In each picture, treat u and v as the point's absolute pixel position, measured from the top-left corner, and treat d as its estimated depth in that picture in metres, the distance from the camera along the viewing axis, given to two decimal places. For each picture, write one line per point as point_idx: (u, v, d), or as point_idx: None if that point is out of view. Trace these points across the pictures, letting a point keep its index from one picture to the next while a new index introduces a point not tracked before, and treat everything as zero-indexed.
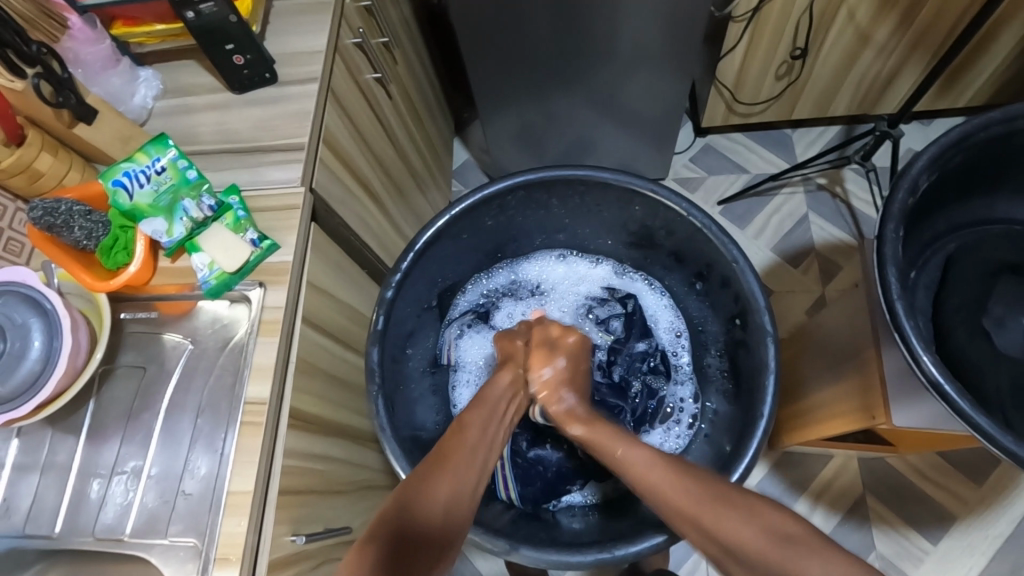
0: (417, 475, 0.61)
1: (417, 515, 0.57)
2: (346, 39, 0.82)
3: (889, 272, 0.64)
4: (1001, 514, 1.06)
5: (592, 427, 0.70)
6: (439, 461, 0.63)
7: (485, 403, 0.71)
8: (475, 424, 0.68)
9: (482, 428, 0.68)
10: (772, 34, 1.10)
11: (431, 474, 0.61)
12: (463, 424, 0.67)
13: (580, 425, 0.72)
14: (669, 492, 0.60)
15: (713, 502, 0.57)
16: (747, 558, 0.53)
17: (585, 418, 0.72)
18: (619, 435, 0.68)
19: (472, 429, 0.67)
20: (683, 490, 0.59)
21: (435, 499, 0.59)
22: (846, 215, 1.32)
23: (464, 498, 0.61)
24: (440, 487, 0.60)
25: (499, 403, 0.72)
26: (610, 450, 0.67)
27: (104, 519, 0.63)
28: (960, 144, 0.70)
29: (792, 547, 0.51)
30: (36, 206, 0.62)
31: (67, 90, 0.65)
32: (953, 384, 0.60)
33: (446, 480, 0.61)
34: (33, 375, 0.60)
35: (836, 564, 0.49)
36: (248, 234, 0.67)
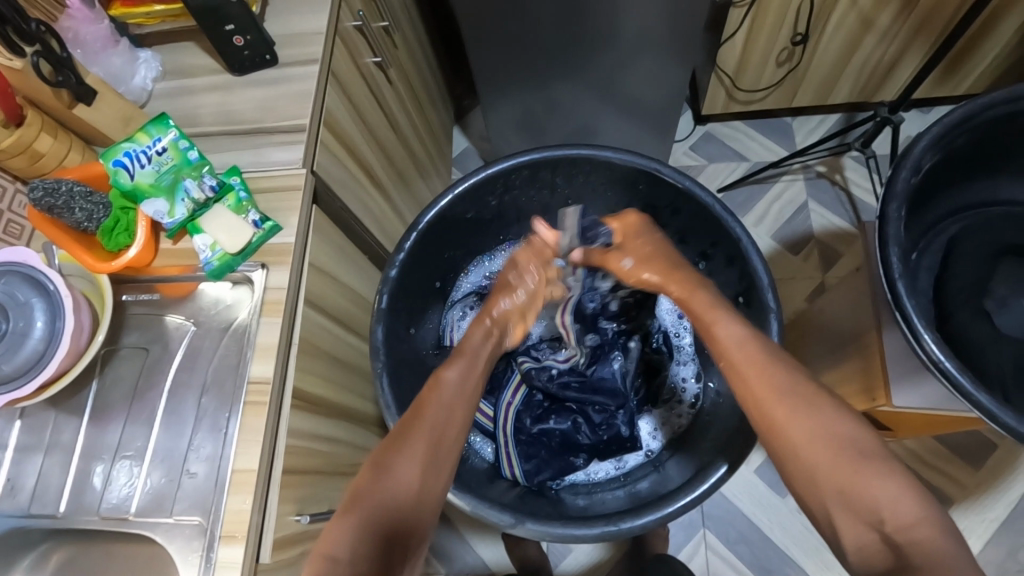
0: (383, 449, 0.61)
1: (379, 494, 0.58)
2: (346, 22, 0.82)
3: (892, 251, 0.64)
4: (998, 498, 1.07)
5: (691, 292, 0.69)
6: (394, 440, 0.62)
7: (463, 356, 0.68)
8: (453, 383, 0.65)
9: (451, 390, 0.65)
10: (774, 19, 1.09)
11: (399, 457, 0.60)
12: (422, 404, 0.64)
13: (680, 291, 0.70)
14: (747, 377, 0.61)
15: (800, 398, 0.58)
16: (881, 511, 0.52)
17: (686, 283, 0.70)
18: (721, 309, 0.67)
19: (434, 408, 0.64)
20: (767, 375, 0.61)
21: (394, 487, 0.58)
22: (845, 202, 1.32)
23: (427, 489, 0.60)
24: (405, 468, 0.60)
25: (477, 359, 0.69)
26: (707, 321, 0.67)
27: (109, 499, 0.64)
28: (963, 125, 0.70)
29: (861, 460, 0.54)
30: (35, 187, 0.62)
31: (67, 70, 0.65)
32: (954, 361, 0.60)
33: (404, 454, 0.60)
34: (36, 355, 0.60)
35: (897, 497, 0.52)
36: (251, 216, 0.67)
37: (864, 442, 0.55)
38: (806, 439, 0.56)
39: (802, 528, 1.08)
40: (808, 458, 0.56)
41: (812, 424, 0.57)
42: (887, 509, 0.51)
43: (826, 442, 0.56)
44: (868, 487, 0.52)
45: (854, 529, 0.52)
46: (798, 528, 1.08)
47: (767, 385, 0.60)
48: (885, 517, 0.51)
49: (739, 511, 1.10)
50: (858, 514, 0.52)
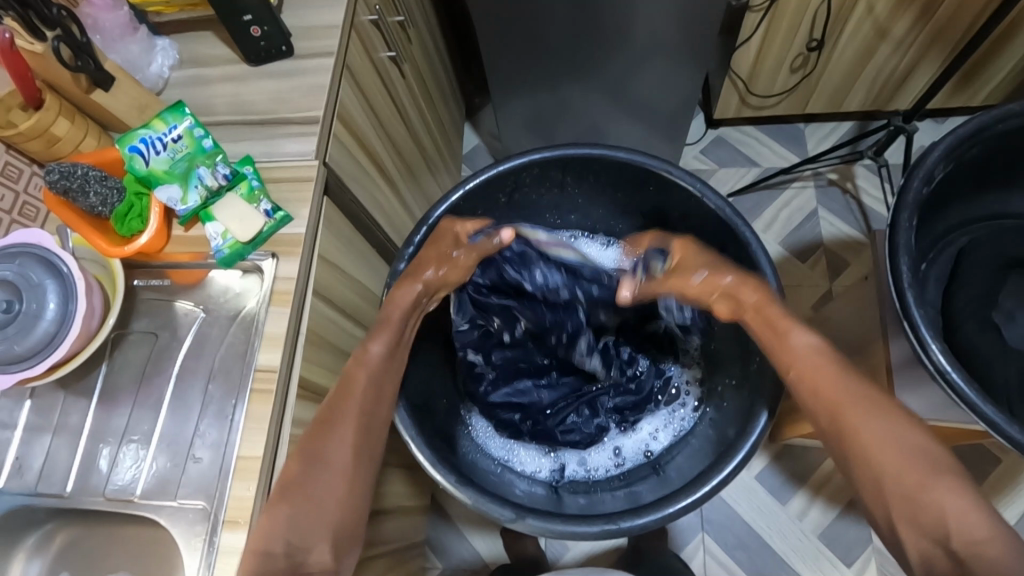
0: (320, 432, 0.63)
1: (319, 478, 0.60)
2: (362, 16, 0.82)
3: (901, 260, 0.64)
4: (1000, 511, 1.06)
5: (764, 301, 0.69)
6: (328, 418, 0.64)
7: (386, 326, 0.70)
8: (372, 372, 0.67)
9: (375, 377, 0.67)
10: (789, 25, 1.09)
11: (330, 436, 0.63)
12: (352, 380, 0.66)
13: (755, 299, 0.69)
14: (829, 391, 0.63)
15: (873, 408, 0.61)
16: (956, 545, 0.53)
17: (760, 292, 0.69)
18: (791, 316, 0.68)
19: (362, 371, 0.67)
20: (838, 386, 0.63)
21: (327, 468, 0.61)
22: (855, 210, 1.31)
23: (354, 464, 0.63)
24: (334, 445, 0.62)
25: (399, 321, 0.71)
26: (780, 329, 0.67)
27: (115, 481, 0.64)
28: (977, 136, 0.69)
29: (928, 468, 0.57)
30: (52, 169, 0.63)
31: (86, 56, 0.66)
32: (960, 373, 0.60)
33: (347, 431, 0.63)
34: (48, 336, 0.60)
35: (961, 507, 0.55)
36: (262, 206, 0.68)
37: (931, 450, 0.59)
38: (874, 443, 0.60)
39: (800, 536, 1.08)
40: (879, 464, 0.59)
41: (893, 440, 0.59)
42: (952, 514, 0.54)
43: (903, 455, 0.58)
44: (938, 497, 0.55)
45: (921, 542, 0.55)
46: (796, 536, 1.08)
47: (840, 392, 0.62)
48: (952, 532, 0.54)
49: (739, 517, 1.10)
50: (931, 533, 0.55)
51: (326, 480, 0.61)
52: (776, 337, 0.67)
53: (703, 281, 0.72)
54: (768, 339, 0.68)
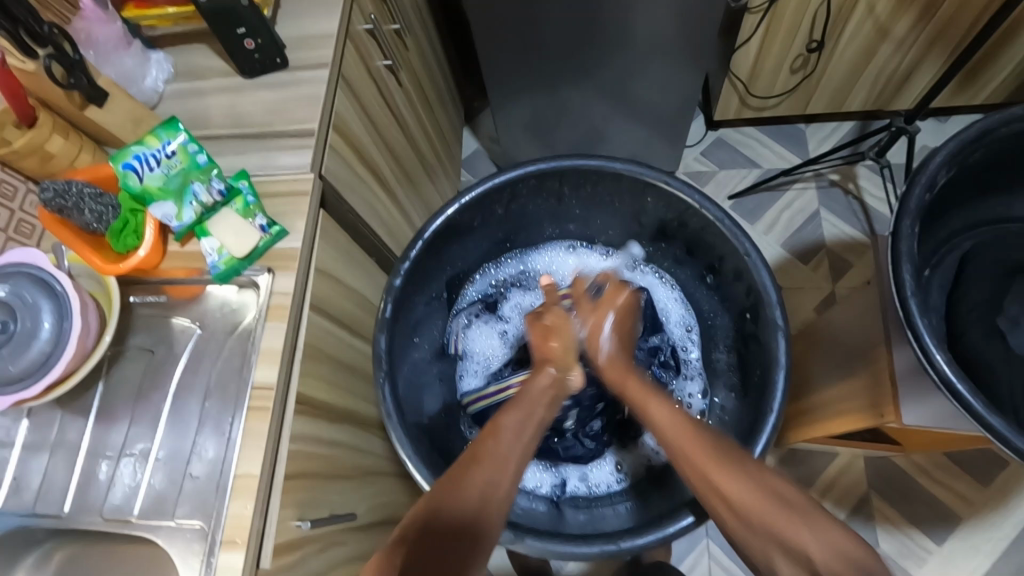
0: (451, 474, 0.61)
1: (447, 509, 0.57)
2: (357, 24, 0.82)
3: (904, 269, 0.63)
4: (1007, 516, 1.05)
5: (629, 378, 0.68)
6: (475, 458, 0.61)
7: (523, 404, 0.65)
8: (512, 429, 0.63)
9: (516, 435, 0.63)
10: (789, 26, 1.08)
11: (463, 474, 0.60)
12: (497, 429, 0.64)
13: (615, 375, 0.68)
14: (684, 447, 0.62)
15: (724, 462, 0.60)
16: None
17: (621, 369, 0.68)
18: (653, 391, 0.67)
19: (507, 433, 0.63)
20: (697, 445, 0.61)
21: (465, 502, 0.58)
22: (858, 212, 1.30)
23: (500, 490, 0.60)
24: (475, 479, 0.59)
25: (536, 410, 0.66)
26: (641, 403, 0.66)
27: (112, 500, 0.64)
28: (979, 141, 0.68)
29: (788, 511, 0.56)
30: (47, 187, 0.62)
31: (80, 72, 0.65)
32: (966, 383, 0.59)
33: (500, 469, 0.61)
34: (44, 355, 0.60)
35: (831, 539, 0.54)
36: (257, 220, 0.67)
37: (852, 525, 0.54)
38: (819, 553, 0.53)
39: None
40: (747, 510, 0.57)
41: (735, 477, 0.59)
42: (817, 551, 0.53)
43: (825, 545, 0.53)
44: (797, 536, 0.55)
45: None
46: None
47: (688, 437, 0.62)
48: None
49: None
50: None
51: (458, 513, 0.57)
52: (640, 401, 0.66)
53: (613, 342, 0.70)
54: (633, 406, 0.67)
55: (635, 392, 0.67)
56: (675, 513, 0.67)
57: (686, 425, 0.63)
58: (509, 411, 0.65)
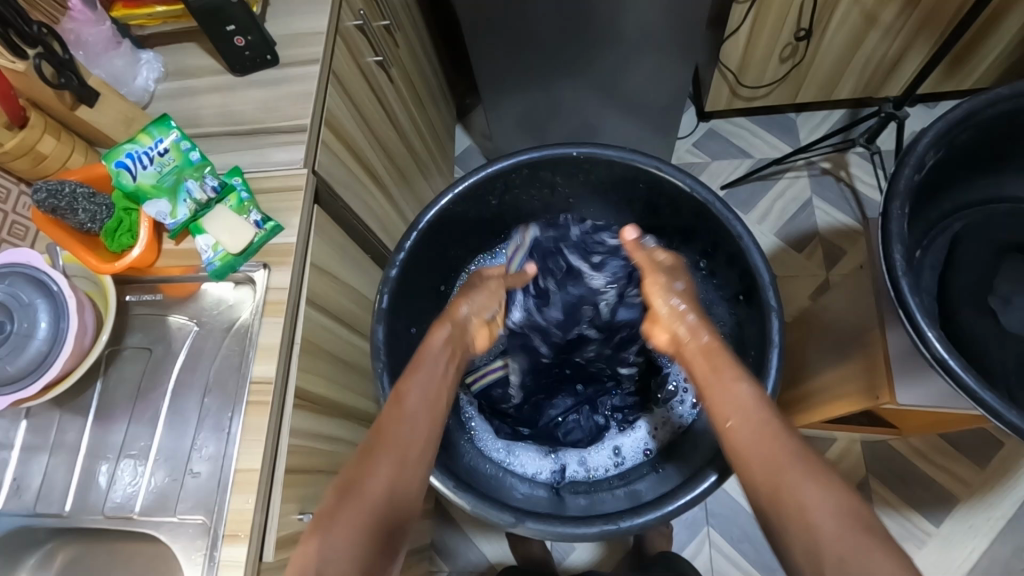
0: (358, 460, 0.61)
1: (356, 501, 0.58)
2: (347, 21, 0.82)
3: (895, 249, 0.64)
4: (1004, 495, 1.06)
5: (710, 353, 0.68)
6: (379, 439, 0.63)
7: (422, 367, 0.68)
8: (417, 401, 0.66)
9: (419, 399, 0.66)
10: (777, 15, 1.09)
11: (368, 462, 0.60)
12: (401, 396, 0.66)
13: (705, 360, 0.68)
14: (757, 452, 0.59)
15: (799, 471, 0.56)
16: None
17: (702, 345, 0.69)
18: (728, 372, 0.65)
19: (407, 407, 0.65)
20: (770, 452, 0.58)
21: (376, 491, 0.59)
22: (850, 199, 1.31)
23: (404, 478, 0.61)
24: (380, 474, 0.60)
25: (435, 367, 0.69)
26: (722, 383, 0.65)
27: (113, 499, 0.64)
28: (966, 122, 0.69)
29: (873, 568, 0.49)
30: (39, 188, 0.62)
31: (69, 72, 0.65)
32: (958, 359, 0.60)
33: (394, 451, 0.62)
34: (41, 355, 0.60)
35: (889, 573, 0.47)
36: (252, 216, 0.67)
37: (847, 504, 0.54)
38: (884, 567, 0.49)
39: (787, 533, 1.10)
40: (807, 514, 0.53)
41: (818, 491, 0.54)
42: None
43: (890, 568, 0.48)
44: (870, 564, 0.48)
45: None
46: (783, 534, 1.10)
47: (763, 439, 0.59)
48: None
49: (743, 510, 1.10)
50: None
51: (370, 503, 0.58)
52: (717, 383, 0.65)
53: (692, 316, 0.72)
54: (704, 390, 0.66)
55: (709, 377, 0.66)
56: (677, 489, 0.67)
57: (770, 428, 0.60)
58: (412, 375, 0.68)
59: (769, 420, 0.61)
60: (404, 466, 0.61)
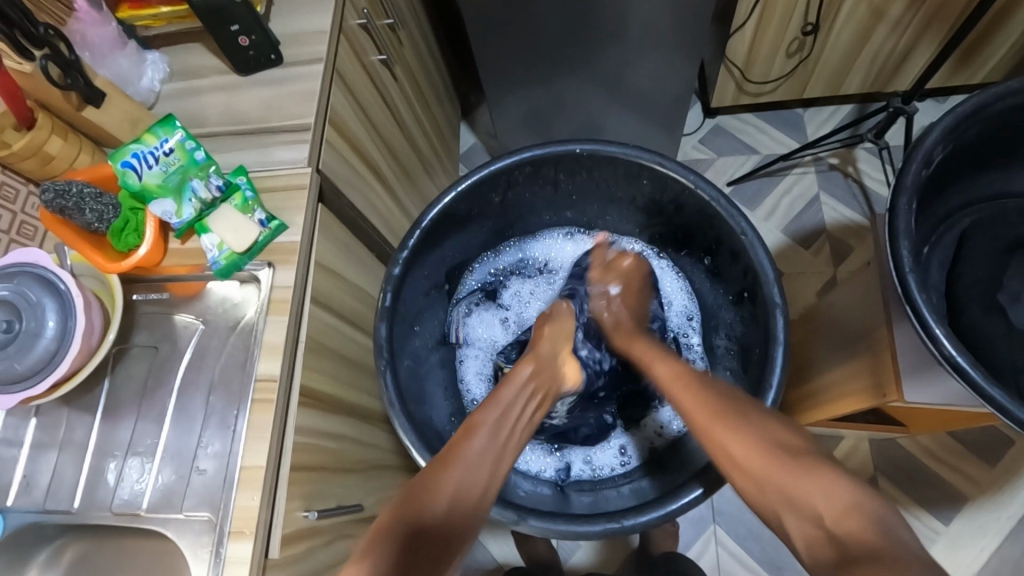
0: (426, 473, 0.61)
1: (422, 512, 0.57)
2: (351, 20, 0.82)
3: (901, 245, 0.63)
4: (1014, 494, 1.05)
5: (677, 378, 0.68)
6: (447, 459, 0.62)
7: (498, 401, 0.68)
8: (488, 427, 0.65)
9: (508, 414, 0.67)
10: (783, 9, 1.08)
11: (437, 473, 0.60)
12: (470, 429, 0.65)
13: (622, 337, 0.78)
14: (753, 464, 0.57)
15: (724, 416, 0.62)
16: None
17: (629, 331, 0.77)
18: (660, 352, 0.73)
19: (484, 427, 0.65)
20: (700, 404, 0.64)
21: (442, 499, 0.59)
22: (858, 195, 1.30)
23: (472, 491, 0.61)
24: (447, 482, 0.60)
25: (514, 403, 0.68)
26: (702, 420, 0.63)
27: (120, 496, 0.65)
28: (975, 117, 0.68)
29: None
30: (47, 188, 0.63)
31: (76, 72, 0.66)
32: (965, 356, 0.59)
33: (461, 467, 0.61)
34: (49, 353, 0.61)
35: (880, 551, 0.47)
36: (256, 215, 0.68)
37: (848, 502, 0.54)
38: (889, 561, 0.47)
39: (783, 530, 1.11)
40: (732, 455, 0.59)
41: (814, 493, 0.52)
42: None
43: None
44: (804, 486, 0.53)
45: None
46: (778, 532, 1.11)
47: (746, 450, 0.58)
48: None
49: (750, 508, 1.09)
50: None
51: (435, 513, 0.57)
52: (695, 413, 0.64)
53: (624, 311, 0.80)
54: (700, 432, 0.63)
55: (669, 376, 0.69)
56: (684, 486, 0.67)
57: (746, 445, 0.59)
58: (487, 407, 0.68)
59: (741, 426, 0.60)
60: (472, 479, 0.61)
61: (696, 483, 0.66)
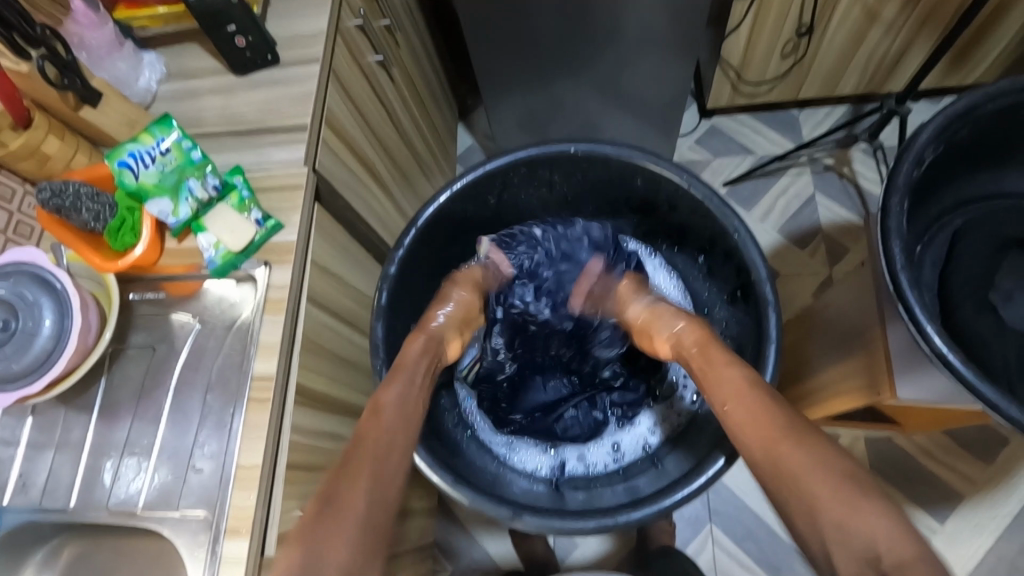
0: (337, 471, 0.57)
1: (338, 509, 0.54)
2: (347, 21, 0.82)
3: (894, 245, 0.63)
4: (1010, 493, 1.06)
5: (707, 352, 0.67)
6: (354, 451, 0.59)
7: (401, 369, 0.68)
8: (393, 404, 0.64)
9: (397, 406, 0.64)
10: (778, 11, 1.08)
11: (350, 470, 0.57)
12: (378, 407, 0.63)
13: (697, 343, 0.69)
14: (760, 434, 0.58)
15: (789, 429, 0.57)
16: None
17: (701, 335, 0.69)
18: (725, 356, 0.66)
19: (389, 404, 0.64)
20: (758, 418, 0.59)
21: (358, 495, 0.55)
22: (853, 195, 1.30)
23: (385, 482, 0.58)
24: (361, 477, 0.57)
25: (419, 367, 0.69)
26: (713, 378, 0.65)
27: (116, 496, 0.65)
28: (966, 117, 0.69)
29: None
30: (43, 188, 0.63)
31: (72, 73, 0.66)
32: (957, 354, 0.60)
33: (367, 461, 0.58)
34: (45, 353, 0.61)
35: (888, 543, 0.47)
36: (253, 215, 0.68)
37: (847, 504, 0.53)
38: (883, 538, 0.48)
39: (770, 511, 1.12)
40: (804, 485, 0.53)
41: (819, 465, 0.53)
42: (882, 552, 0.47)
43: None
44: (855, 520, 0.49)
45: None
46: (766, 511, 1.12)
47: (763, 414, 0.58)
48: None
49: (746, 508, 1.09)
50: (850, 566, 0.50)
51: (348, 509, 0.54)
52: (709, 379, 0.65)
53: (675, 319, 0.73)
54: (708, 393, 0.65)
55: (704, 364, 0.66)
56: (709, 456, 0.68)
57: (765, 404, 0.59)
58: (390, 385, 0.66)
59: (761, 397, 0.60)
60: (385, 467, 0.59)
61: (719, 452, 0.67)
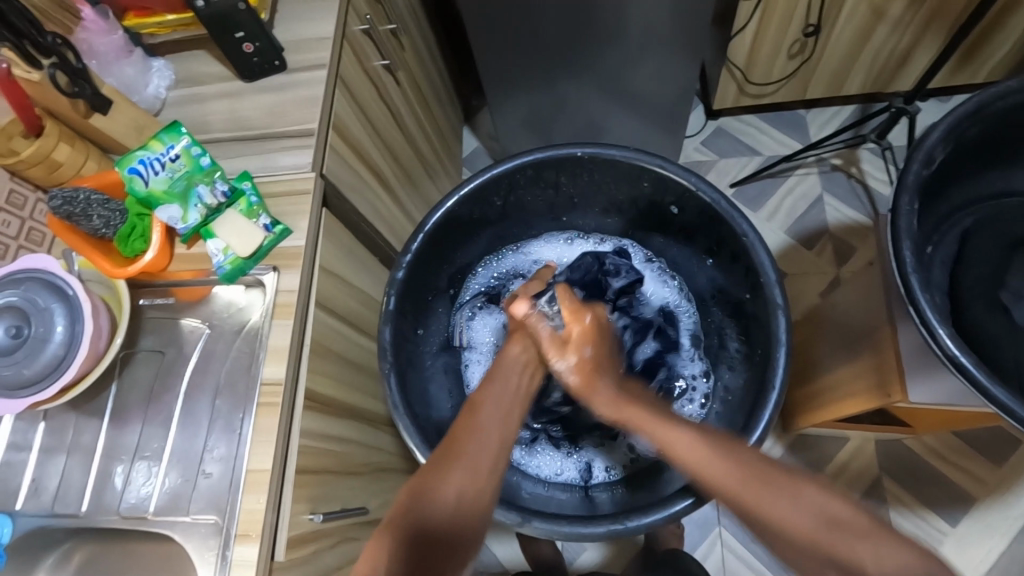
0: (439, 462, 0.60)
1: (429, 506, 0.56)
2: (353, 26, 0.82)
3: (904, 246, 0.63)
4: (1022, 494, 1.05)
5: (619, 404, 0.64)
6: (451, 449, 0.61)
7: (496, 378, 0.67)
8: (496, 410, 0.64)
9: (497, 406, 0.64)
10: (784, 11, 1.08)
11: (446, 465, 0.59)
12: (476, 405, 0.64)
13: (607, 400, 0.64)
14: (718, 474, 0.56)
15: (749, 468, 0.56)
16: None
17: (615, 400, 0.64)
18: (652, 412, 0.62)
19: (489, 407, 0.64)
20: (680, 428, 0.59)
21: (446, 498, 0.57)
22: (861, 195, 1.30)
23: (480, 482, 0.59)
24: (453, 474, 0.58)
25: (511, 378, 0.67)
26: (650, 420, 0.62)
27: (127, 499, 0.65)
28: (976, 116, 0.69)
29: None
30: (55, 196, 0.63)
31: (82, 81, 0.66)
32: (969, 356, 0.59)
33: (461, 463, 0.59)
34: (57, 358, 0.61)
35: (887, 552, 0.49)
36: (261, 220, 0.68)
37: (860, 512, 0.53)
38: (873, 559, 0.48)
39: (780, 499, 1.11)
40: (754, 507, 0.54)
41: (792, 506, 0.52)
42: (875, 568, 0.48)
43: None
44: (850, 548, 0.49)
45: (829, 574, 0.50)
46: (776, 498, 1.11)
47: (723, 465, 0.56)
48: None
49: None
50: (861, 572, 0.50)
51: (440, 514, 0.56)
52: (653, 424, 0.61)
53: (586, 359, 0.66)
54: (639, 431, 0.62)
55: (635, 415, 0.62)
56: (671, 497, 0.66)
57: (700, 442, 0.58)
58: (487, 386, 0.66)
59: (714, 444, 0.58)
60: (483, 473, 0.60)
61: (686, 493, 0.66)
